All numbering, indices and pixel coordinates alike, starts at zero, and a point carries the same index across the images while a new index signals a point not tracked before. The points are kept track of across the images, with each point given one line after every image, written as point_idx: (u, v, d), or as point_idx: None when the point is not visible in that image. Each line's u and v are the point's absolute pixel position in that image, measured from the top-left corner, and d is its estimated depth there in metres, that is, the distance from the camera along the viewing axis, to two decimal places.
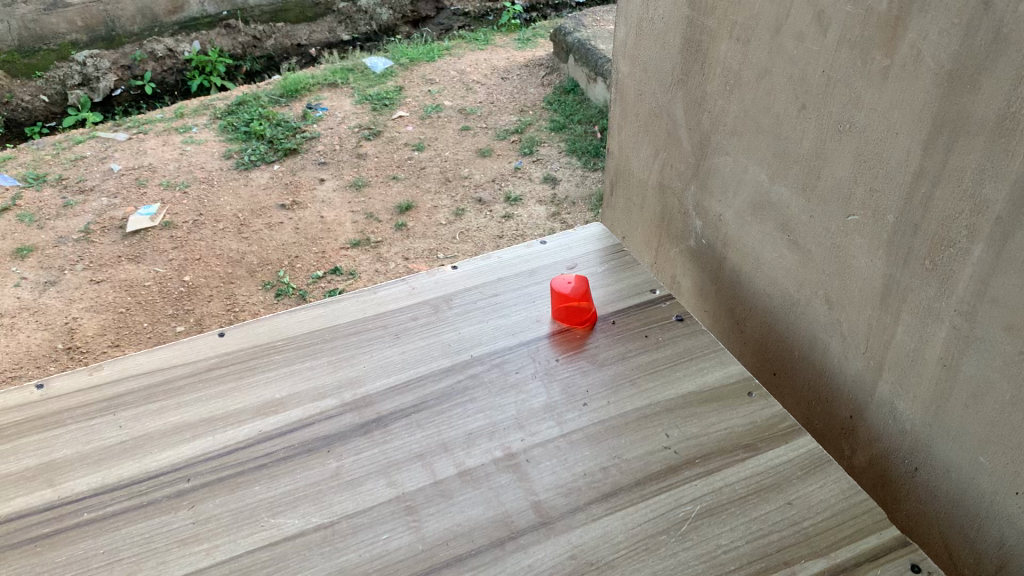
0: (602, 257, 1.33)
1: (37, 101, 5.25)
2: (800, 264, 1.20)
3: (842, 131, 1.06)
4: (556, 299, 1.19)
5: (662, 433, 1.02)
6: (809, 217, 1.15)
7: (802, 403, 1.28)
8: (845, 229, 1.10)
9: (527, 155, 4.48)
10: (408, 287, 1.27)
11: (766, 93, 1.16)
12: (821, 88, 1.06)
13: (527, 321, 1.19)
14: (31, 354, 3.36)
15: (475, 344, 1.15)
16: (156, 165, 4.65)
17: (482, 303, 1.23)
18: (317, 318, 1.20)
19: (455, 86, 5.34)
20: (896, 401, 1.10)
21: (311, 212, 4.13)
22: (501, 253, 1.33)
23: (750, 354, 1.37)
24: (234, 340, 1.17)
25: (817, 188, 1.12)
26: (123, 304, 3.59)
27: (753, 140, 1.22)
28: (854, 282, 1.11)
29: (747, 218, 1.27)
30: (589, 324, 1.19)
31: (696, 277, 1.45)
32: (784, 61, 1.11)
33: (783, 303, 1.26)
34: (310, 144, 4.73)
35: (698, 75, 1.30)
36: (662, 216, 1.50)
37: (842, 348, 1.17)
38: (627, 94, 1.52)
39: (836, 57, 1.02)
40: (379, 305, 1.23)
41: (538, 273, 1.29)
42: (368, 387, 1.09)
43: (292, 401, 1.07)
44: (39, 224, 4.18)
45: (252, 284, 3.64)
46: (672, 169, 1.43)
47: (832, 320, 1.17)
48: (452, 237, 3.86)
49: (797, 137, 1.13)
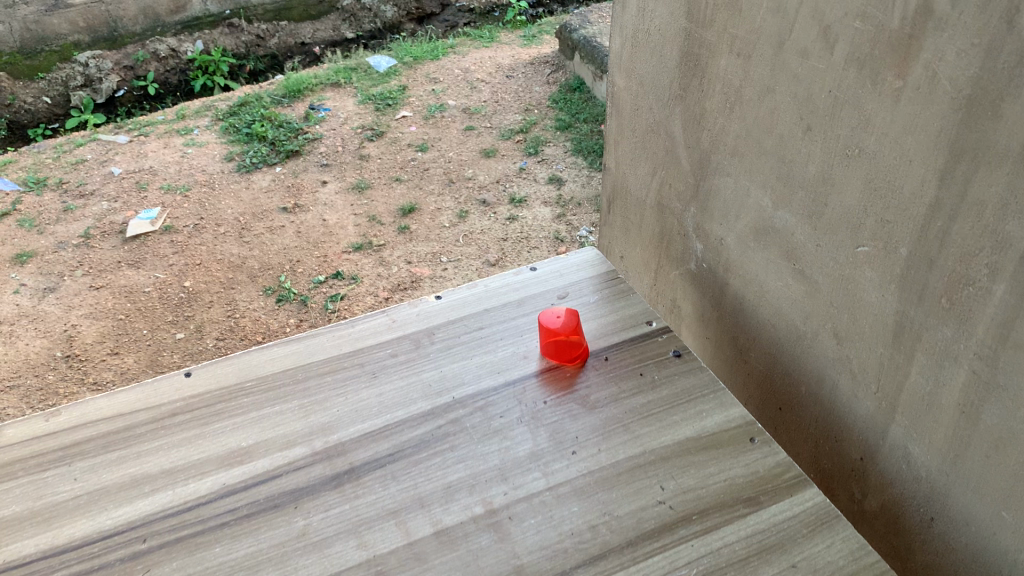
0: (596, 286, 1.25)
1: (39, 103, 5.18)
2: (807, 295, 1.12)
3: (850, 156, 0.97)
4: (544, 334, 1.11)
5: (656, 486, 0.95)
6: (816, 246, 1.07)
7: (809, 442, 1.20)
8: (855, 260, 1.02)
9: (532, 155, 4.39)
10: (388, 319, 1.19)
11: (769, 112, 1.08)
12: (828, 109, 0.98)
13: (513, 358, 1.12)
14: (29, 362, 3.30)
15: (457, 384, 1.08)
16: (157, 168, 4.59)
17: (466, 338, 1.15)
18: (290, 355, 1.13)
19: (459, 85, 5.25)
20: (910, 444, 1.02)
21: (312, 215, 4.06)
22: (487, 281, 1.26)
23: (755, 386, 1.29)
24: (200, 381, 1.10)
25: (824, 216, 1.04)
26: (123, 311, 3.53)
27: (756, 161, 1.13)
28: (864, 317, 1.03)
29: (750, 244, 1.19)
30: (579, 360, 1.11)
31: (696, 303, 1.38)
32: (788, 79, 1.03)
33: (788, 335, 1.18)
34: (312, 145, 4.66)
35: (697, 91, 1.22)
36: (661, 236, 1.42)
37: (852, 387, 1.09)
38: (623, 109, 1.44)
39: (843, 77, 0.94)
40: (355, 340, 1.15)
41: (527, 304, 1.21)
42: (341, 433, 1.01)
43: (259, 450, 1.00)
44: (40, 229, 4.13)
45: (253, 289, 3.58)
46: (671, 188, 1.35)
47: (841, 357, 1.09)
48: (455, 240, 3.78)
49: (802, 160, 1.05)
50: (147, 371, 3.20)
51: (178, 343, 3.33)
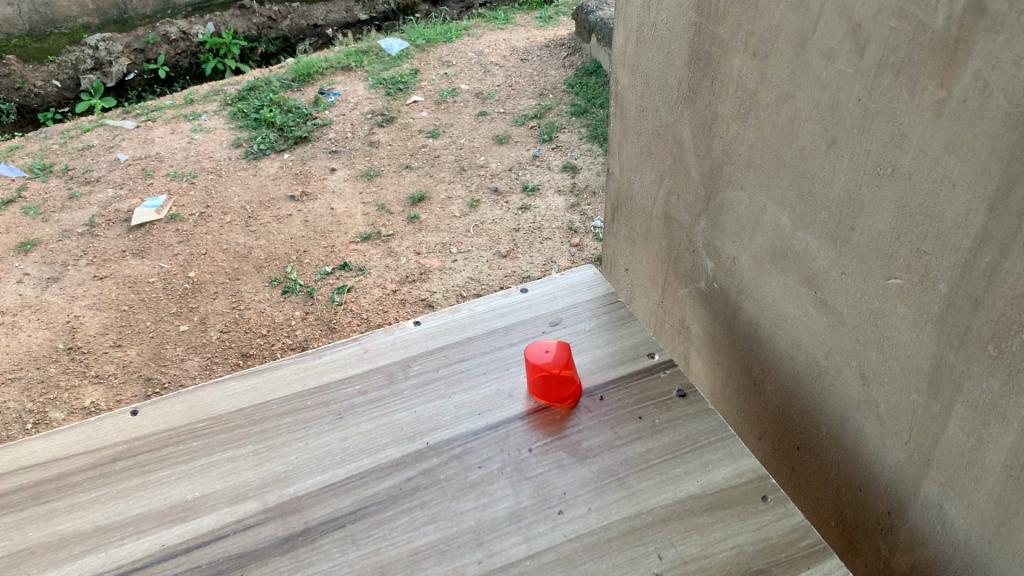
0: (593, 311, 1.13)
1: (49, 86, 5.03)
2: (830, 328, 0.99)
3: (882, 175, 0.84)
4: (531, 370, 0.98)
5: (653, 554, 0.82)
6: (840, 275, 0.94)
7: (830, 487, 1.08)
8: (886, 293, 0.89)
9: (546, 141, 4.22)
10: (359, 348, 1.08)
11: (788, 121, 0.95)
12: (856, 120, 0.85)
13: (497, 397, 0.99)
14: (31, 354, 3.19)
15: (433, 427, 0.96)
16: (164, 154, 4.46)
17: (445, 372, 1.03)
18: (248, 390, 1.02)
19: (472, 69, 5.09)
20: (947, 503, 0.89)
21: (321, 204, 3.93)
22: (472, 305, 1.15)
23: (770, 421, 1.17)
24: (147, 421, 0.99)
25: (851, 242, 0.91)
26: (126, 302, 3.41)
27: (773, 175, 1.00)
28: (896, 358, 0.90)
29: (765, 266, 1.07)
30: (570, 400, 0.99)
31: (705, 325, 1.25)
32: (811, 83, 0.89)
33: (808, 370, 1.05)
34: (322, 132, 4.52)
35: (707, 94, 1.08)
36: (670, 250, 1.29)
37: (880, 433, 0.96)
38: (628, 110, 1.32)
39: (875, 84, 0.81)
40: (322, 373, 1.04)
41: (515, 332, 1.09)
42: (298, 485, 0.90)
43: (206, 505, 0.89)
44: (44, 217, 4.03)
45: (258, 280, 3.44)
46: (679, 199, 1.23)
47: (868, 400, 0.96)
48: (465, 230, 3.62)
49: (826, 177, 0.92)
50: (150, 364, 3.07)
51: (181, 336, 3.19)
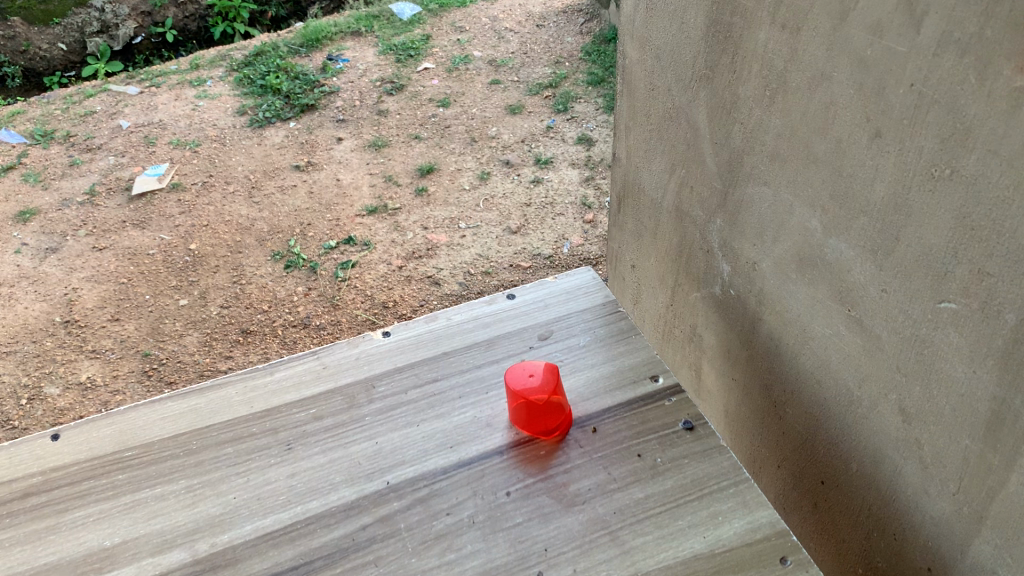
0: (591, 322, 0.99)
1: (55, 49, 4.81)
2: (867, 353, 0.84)
3: (936, 178, 0.68)
4: (512, 397, 0.84)
5: None
6: (880, 293, 0.79)
7: (859, 531, 0.94)
8: (936, 319, 0.73)
9: (561, 112, 3.86)
10: (318, 363, 0.94)
11: (823, 108, 0.79)
12: (906, 110, 0.69)
13: (473, 427, 0.85)
14: (27, 328, 2.96)
15: (397, 462, 0.82)
16: (167, 121, 4.19)
17: (415, 395, 0.89)
18: (188, 412, 0.89)
19: (486, 35, 4.78)
20: (999, 569, 0.74)
21: (326, 174, 3.62)
22: (452, 315, 1.01)
23: (791, 449, 1.03)
24: (70, 447, 0.86)
25: (894, 254, 0.76)
26: (126, 274, 3.15)
27: (803, 171, 0.85)
28: (946, 394, 0.75)
29: (792, 275, 0.92)
30: (559, 432, 0.85)
31: (720, 335, 1.11)
32: (851, 64, 0.74)
33: (837, 398, 0.90)
34: (329, 100, 4.22)
35: (727, 71, 0.93)
36: (681, 248, 1.15)
37: (922, 479, 0.81)
38: (637, 89, 1.17)
39: (932, 66, 0.65)
40: (271, 393, 0.90)
41: (497, 347, 0.95)
42: (233, 532, 0.77)
43: (126, 553, 0.76)
44: (44, 185, 3.78)
45: (260, 253, 3.15)
46: (693, 191, 1.08)
47: (909, 440, 0.81)
48: (475, 204, 3.31)
49: (867, 177, 0.76)
50: (147, 339, 2.84)
51: (180, 311, 2.94)
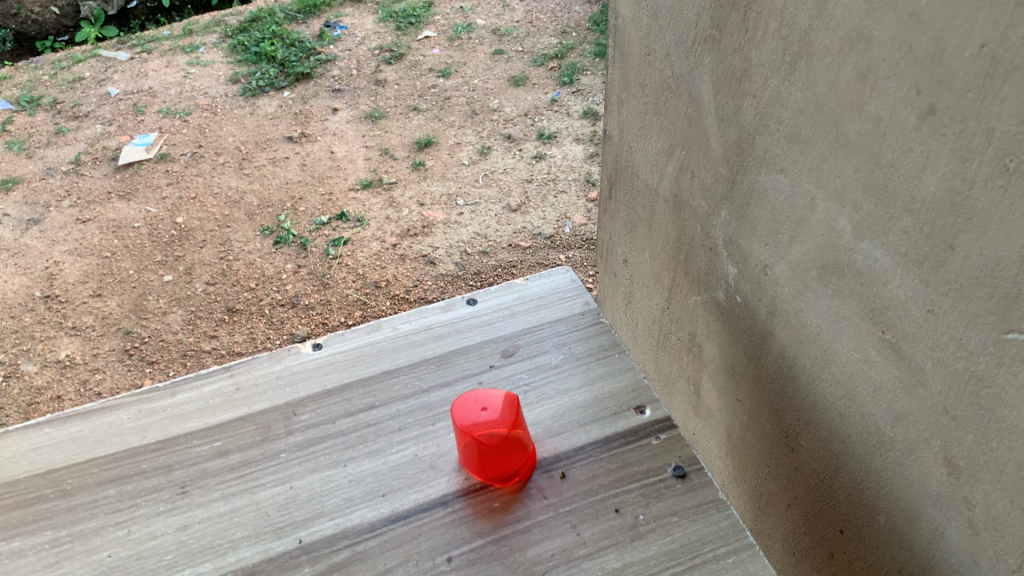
0: (566, 337, 0.83)
1: (47, 12, 4.60)
2: (904, 387, 0.67)
3: (1010, 170, 0.51)
4: (460, 433, 0.67)
5: None
6: (926, 316, 0.62)
7: None
8: (1000, 354, 0.56)
9: (566, 84, 3.65)
10: (233, 384, 0.78)
11: (858, 77, 0.61)
12: (972, 80, 0.52)
13: (414, 469, 0.69)
14: (4, 302, 2.79)
15: (314, 516, 0.66)
16: (157, 89, 4.00)
17: (346, 427, 0.73)
18: (68, 443, 0.73)
19: (490, 3, 4.55)
20: None
21: (320, 146, 3.43)
22: (399, 324, 0.85)
23: (804, 487, 0.87)
24: None
25: (947, 268, 0.59)
26: (109, 248, 2.98)
27: (828, 156, 0.68)
28: (1007, 449, 0.58)
29: (811, 284, 0.75)
30: (519, 479, 0.68)
31: (723, 348, 0.94)
32: (897, 18, 0.56)
33: (867, 436, 0.74)
34: (325, 68, 4.02)
35: (737, 32, 0.76)
36: (679, 244, 0.98)
37: (972, 548, 0.65)
38: (630, 55, 1.00)
39: (1015, 19, 0.47)
40: (172, 421, 0.75)
41: (450, 367, 0.79)
42: None
43: None
44: (28, 153, 3.60)
45: (249, 228, 2.97)
46: (693, 177, 0.91)
47: (957, 498, 0.65)
48: (474, 179, 3.12)
49: (914, 168, 0.59)
50: (129, 317, 2.67)
51: (164, 288, 2.77)
